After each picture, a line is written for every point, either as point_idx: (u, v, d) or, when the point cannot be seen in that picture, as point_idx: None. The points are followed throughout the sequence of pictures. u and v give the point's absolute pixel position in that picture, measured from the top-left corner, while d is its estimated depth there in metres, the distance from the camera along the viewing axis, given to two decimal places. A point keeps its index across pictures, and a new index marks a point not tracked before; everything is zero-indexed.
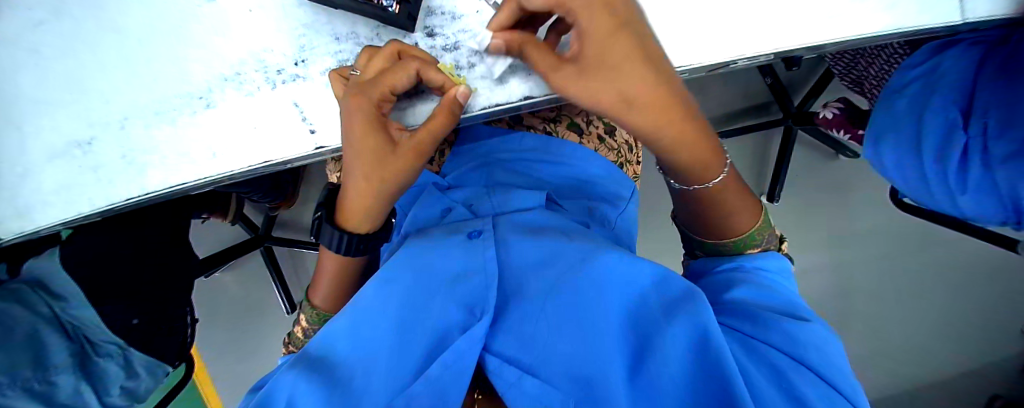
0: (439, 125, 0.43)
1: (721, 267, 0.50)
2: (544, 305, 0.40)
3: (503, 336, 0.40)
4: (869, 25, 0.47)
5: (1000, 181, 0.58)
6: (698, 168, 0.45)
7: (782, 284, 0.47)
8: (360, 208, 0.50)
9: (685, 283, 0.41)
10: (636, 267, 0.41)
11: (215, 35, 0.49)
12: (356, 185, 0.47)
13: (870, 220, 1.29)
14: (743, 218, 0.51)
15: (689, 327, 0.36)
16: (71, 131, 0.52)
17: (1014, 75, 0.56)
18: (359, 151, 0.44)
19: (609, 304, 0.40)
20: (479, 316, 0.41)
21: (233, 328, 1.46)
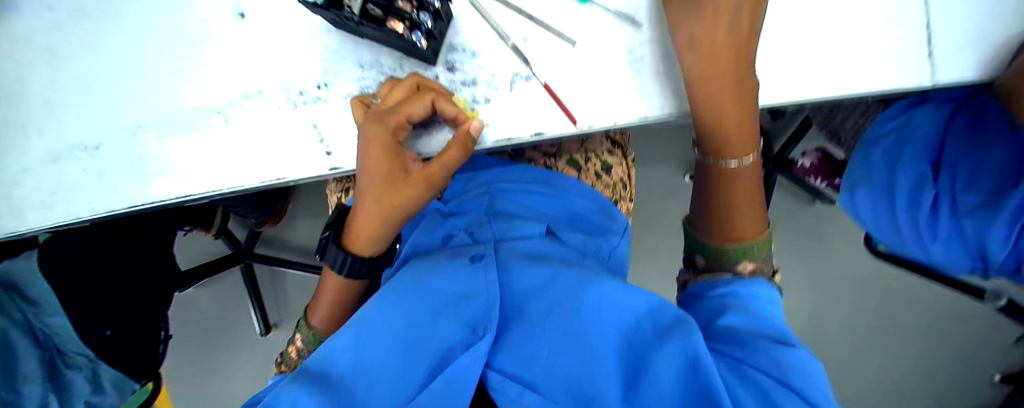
0: (452, 156, 0.45)
1: (712, 293, 0.51)
2: (545, 323, 0.41)
3: (504, 355, 0.41)
4: (879, 81, 0.47)
5: (968, 230, 0.63)
6: (727, 133, 0.51)
7: (770, 312, 0.47)
8: (373, 233, 0.54)
9: (679, 313, 0.41)
10: (632, 297, 0.42)
11: (240, 52, 0.50)
12: (370, 207, 0.51)
13: (850, 265, 1.33)
14: (751, 224, 0.55)
15: (680, 352, 0.36)
16: (79, 134, 0.52)
17: (978, 131, 0.61)
18: (375, 175, 0.47)
19: (607, 331, 0.40)
20: (482, 335, 0.41)
21: (204, 349, 1.39)
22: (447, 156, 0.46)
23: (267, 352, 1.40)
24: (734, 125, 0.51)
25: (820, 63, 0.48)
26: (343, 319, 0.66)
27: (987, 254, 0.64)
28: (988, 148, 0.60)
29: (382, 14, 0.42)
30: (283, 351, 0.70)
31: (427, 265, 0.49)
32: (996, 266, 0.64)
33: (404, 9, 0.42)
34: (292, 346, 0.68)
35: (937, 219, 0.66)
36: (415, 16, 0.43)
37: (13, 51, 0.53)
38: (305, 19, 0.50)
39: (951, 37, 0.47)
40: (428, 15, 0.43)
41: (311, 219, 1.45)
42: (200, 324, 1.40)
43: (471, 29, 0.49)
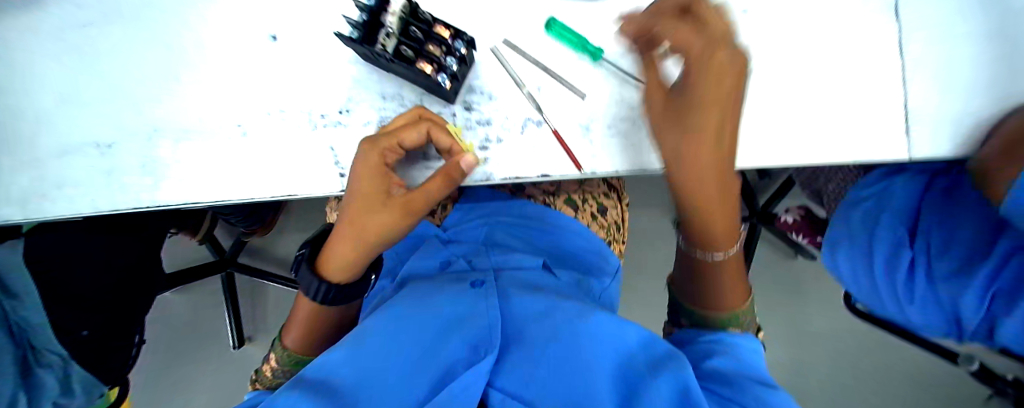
0: (436, 185, 0.46)
1: (702, 339, 0.53)
2: (546, 348, 0.43)
3: (505, 374, 0.43)
4: (864, 150, 0.52)
5: (945, 296, 0.67)
6: (714, 229, 0.52)
7: (755, 360, 0.49)
8: (344, 262, 0.52)
9: (669, 347, 0.45)
10: (624, 328, 0.45)
11: (269, 70, 0.52)
12: (345, 229, 0.50)
13: (829, 320, 1.36)
14: (733, 296, 0.58)
15: (674, 381, 0.39)
16: (92, 132, 0.52)
17: (952, 202, 0.67)
18: (358, 192, 0.48)
19: (602, 353, 0.42)
20: (483, 354, 0.44)
21: (171, 360, 1.34)
22: (432, 184, 0.47)
23: (238, 366, 1.35)
24: (722, 222, 0.52)
25: (809, 131, 0.51)
26: (321, 341, 0.62)
27: (961, 319, 0.67)
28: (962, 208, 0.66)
29: (413, 55, 0.45)
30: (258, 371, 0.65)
31: (425, 291, 0.53)
32: (970, 332, 0.68)
33: (431, 52, 0.45)
34: (267, 365, 0.63)
35: (913, 280, 0.69)
36: (441, 57, 0.45)
37: (38, 44, 0.54)
38: (333, 45, 0.53)
39: (932, 118, 0.52)
40: (453, 59, 0.46)
41: (299, 232, 1.44)
42: (173, 330, 1.35)
43: (489, 73, 0.52)
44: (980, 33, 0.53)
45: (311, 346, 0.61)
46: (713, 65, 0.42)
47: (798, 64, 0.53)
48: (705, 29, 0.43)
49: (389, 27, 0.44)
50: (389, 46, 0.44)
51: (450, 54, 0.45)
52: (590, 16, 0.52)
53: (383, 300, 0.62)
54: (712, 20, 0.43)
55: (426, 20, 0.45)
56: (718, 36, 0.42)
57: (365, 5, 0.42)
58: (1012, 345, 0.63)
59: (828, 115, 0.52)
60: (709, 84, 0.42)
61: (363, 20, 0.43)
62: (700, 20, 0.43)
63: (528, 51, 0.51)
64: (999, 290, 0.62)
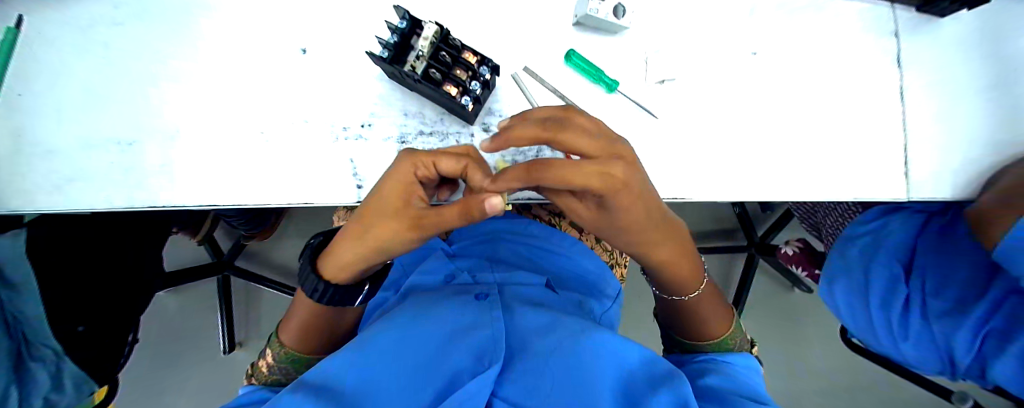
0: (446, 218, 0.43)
1: (695, 359, 0.56)
2: (548, 361, 0.47)
3: (509, 385, 0.46)
4: (865, 188, 0.53)
5: (939, 333, 0.68)
6: (682, 272, 0.53)
7: (747, 376, 0.53)
8: (344, 262, 0.51)
9: (668, 366, 0.50)
10: (628, 347, 0.50)
11: (295, 81, 0.54)
12: (355, 230, 0.49)
13: (823, 351, 1.37)
14: (718, 323, 0.59)
15: (671, 399, 0.45)
16: (114, 129, 0.53)
17: (945, 242, 0.69)
18: (380, 192, 0.47)
19: (603, 369, 0.47)
20: (488, 363, 0.47)
21: (159, 361, 1.31)
22: (443, 215, 0.43)
23: (230, 368, 1.34)
24: (688, 265, 0.53)
25: (815, 167, 0.53)
26: (320, 340, 0.61)
27: (954, 357, 0.67)
28: (955, 249, 0.68)
29: (441, 77, 0.46)
30: (252, 366, 0.63)
31: (427, 302, 0.56)
32: (963, 370, 0.68)
33: (458, 76, 0.46)
34: (262, 361, 0.61)
35: (908, 317, 0.70)
36: (467, 82, 0.47)
37: (58, 35, 0.53)
38: (363, 62, 0.55)
39: (928, 162, 0.54)
40: (477, 83, 0.47)
41: (299, 238, 1.44)
42: (160, 329, 1.32)
43: (506, 97, 0.53)
44: (972, 85, 0.56)
45: (309, 345, 0.60)
46: (618, 182, 0.36)
47: (806, 101, 0.54)
48: (585, 149, 0.37)
49: (421, 50, 0.46)
50: (419, 67, 0.46)
51: (476, 79, 0.47)
52: (609, 45, 0.53)
53: (385, 308, 0.65)
54: (590, 138, 0.37)
55: (455, 46, 0.47)
56: (604, 149, 0.38)
57: (398, 29, 0.46)
58: (1005, 384, 0.64)
59: (831, 152, 0.54)
60: (619, 200, 0.37)
61: (394, 42, 0.46)
62: (573, 137, 0.38)
63: (547, 75, 0.53)
64: (991, 330, 0.63)
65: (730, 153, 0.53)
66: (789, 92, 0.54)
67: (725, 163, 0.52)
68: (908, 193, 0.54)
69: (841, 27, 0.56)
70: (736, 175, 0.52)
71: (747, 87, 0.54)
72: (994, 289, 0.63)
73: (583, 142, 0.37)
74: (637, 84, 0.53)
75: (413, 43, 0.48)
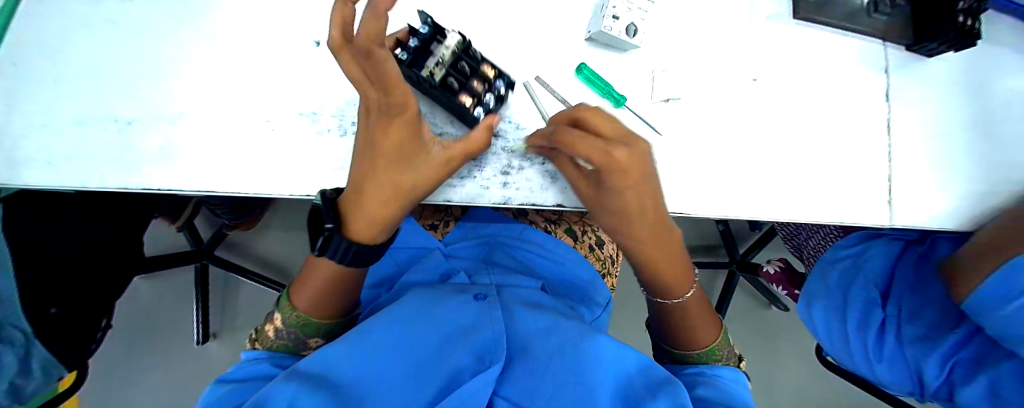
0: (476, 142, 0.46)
1: (685, 371, 0.59)
2: (547, 366, 0.51)
3: (509, 386, 0.51)
4: (852, 213, 0.56)
5: (910, 357, 0.71)
6: (661, 257, 0.52)
7: (738, 388, 0.56)
8: (379, 217, 0.49)
9: (663, 374, 0.54)
10: (623, 351, 0.54)
11: (308, 76, 0.55)
12: (381, 186, 0.46)
13: (797, 370, 1.41)
14: (706, 334, 0.60)
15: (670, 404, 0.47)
16: (113, 107, 0.52)
17: (924, 273, 0.73)
18: (394, 146, 0.44)
19: (599, 375, 0.51)
20: (489, 363, 0.51)
21: (126, 350, 1.25)
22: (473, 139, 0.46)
23: (201, 362, 1.29)
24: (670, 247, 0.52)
25: (806, 189, 0.56)
26: (337, 303, 0.56)
27: (924, 379, 0.70)
28: (930, 291, 0.73)
29: (459, 87, 0.47)
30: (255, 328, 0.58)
31: (429, 297, 0.59)
32: (932, 391, 0.71)
33: (475, 87, 0.48)
34: (268, 325, 0.56)
35: (884, 340, 0.73)
36: (483, 94, 0.49)
37: (63, 6, 0.52)
38: None
39: (910, 192, 0.57)
40: (491, 96, 0.49)
41: (284, 231, 1.42)
42: (132, 315, 1.27)
43: (516, 102, 0.53)
44: (951, 123, 0.60)
45: (326, 310, 0.56)
46: (614, 169, 0.36)
47: (802, 127, 0.57)
48: (604, 125, 0.38)
49: (443, 56, 0.47)
50: (437, 74, 0.47)
51: (491, 92, 0.49)
52: (619, 60, 0.55)
53: (377, 305, 0.65)
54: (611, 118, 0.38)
55: (474, 57, 0.49)
56: (623, 132, 0.38)
57: (420, 32, 0.46)
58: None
59: (823, 177, 0.56)
60: (617, 181, 0.38)
61: (415, 45, 0.46)
62: (595, 115, 0.39)
63: (557, 85, 0.54)
64: (959, 360, 0.67)
65: (728, 171, 0.55)
66: (786, 117, 0.57)
67: (723, 181, 0.54)
68: (891, 220, 0.56)
69: (836, 59, 0.59)
70: (732, 194, 0.54)
71: (747, 111, 0.56)
72: (963, 327, 0.67)
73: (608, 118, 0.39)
74: (643, 100, 0.55)
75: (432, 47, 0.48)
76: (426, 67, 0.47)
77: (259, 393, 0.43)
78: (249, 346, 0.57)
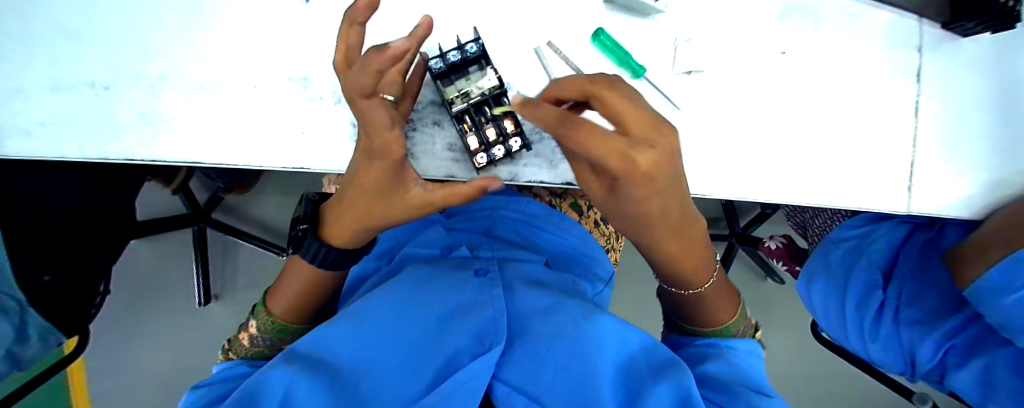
0: (448, 200, 0.42)
1: (697, 342, 0.60)
2: (547, 349, 0.51)
3: (509, 369, 0.51)
4: (867, 197, 0.54)
5: (905, 339, 0.71)
6: (672, 258, 0.50)
7: (748, 361, 0.57)
8: (353, 227, 0.50)
9: (668, 355, 0.53)
10: (628, 330, 0.54)
11: (296, 36, 0.51)
12: (358, 202, 0.47)
13: (790, 341, 1.44)
14: (722, 312, 0.60)
15: (673, 389, 0.47)
16: (88, 69, 0.48)
17: (929, 256, 0.72)
18: (371, 174, 0.43)
19: (601, 358, 0.50)
20: (489, 345, 0.51)
21: (130, 311, 1.27)
22: (448, 196, 0.41)
23: (202, 324, 1.31)
24: (678, 257, 0.50)
25: (822, 171, 0.54)
26: (311, 307, 0.58)
27: (916, 361, 0.71)
28: (933, 275, 0.71)
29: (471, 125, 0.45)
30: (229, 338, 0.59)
31: (427, 275, 0.58)
32: (923, 373, 0.72)
33: (487, 135, 0.45)
34: (243, 333, 0.58)
35: (881, 321, 0.74)
36: (492, 144, 0.45)
37: None
38: None
39: (930, 176, 0.55)
40: (501, 149, 0.46)
41: (281, 195, 1.39)
42: (132, 277, 1.28)
43: (525, 69, 0.51)
44: (985, 104, 0.56)
45: (301, 315, 0.58)
46: (633, 174, 0.31)
47: (822, 107, 0.54)
48: (625, 115, 0.32)
49: (470, 90, 0.44)
50: (456, 106, 0.45)
51: (502, 146, 0.45)
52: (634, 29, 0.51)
53: (376, 280, 0.64)
54: (635, 107, 0.31)
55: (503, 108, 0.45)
56: (648, 126, 0.32)
57: (464, 53, 0.44)
58: (962, 393, 0.67)
59: (840, 159, 0.54)
60: (633, 184, 0.32)
61: (452, 63, 0.44)
62: (614, 99, 0.32)
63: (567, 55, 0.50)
64: (956, 344, 0.67)
65: (740, 153, 0.53)
66: (807, 93, 0.54)
67: (734, 163, 0.53)
68: (908, 206, 0.55)
69: (868, 29, 0.55)
70: (742, 176, 0.53)
71: (765, 90, 0.54)
72: (962, 313, 0.67)
73: (631, 106, 0.32)
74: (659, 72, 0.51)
75: (470, 70, 0.45)
76: (453, 87, 0.45)
77: (253, 380, 0.46)
78: (223, 357, 0.58)
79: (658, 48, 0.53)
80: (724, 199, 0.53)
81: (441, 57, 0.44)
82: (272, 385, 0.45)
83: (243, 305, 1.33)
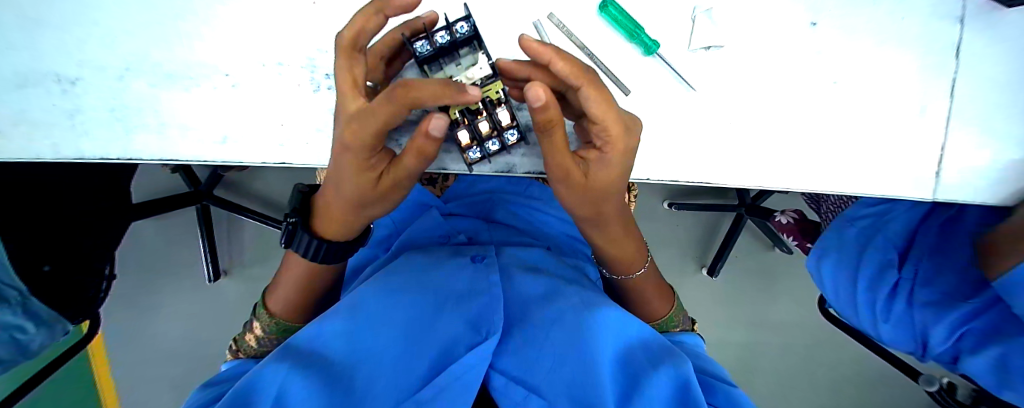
0: (416, 159, 0.38)
1: None
2: (544, 341, 0.48)
3: (507, 358, 0.47)
4: (885, 184, 0.51)
5: (918, 321, 0.69)
6: (615, 232, 0.52)
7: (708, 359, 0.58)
8: (339, 220, 0.48)
9: (667, 346, 0.50)
10: (628, 320, 0.50)
11: (268, 18, 0.46)
12: (340, 197, 0.44)
13: (803, 317, 1.37)
14: (659, 303, 0.63)
15: (671, 379, 0.44)
16: (53, 62, 0.45)
17: (948, 233, 0.69)
18: (345, 164, 0.39)
19: (603, 351, 0.46)
20: (485, 335, 0.48)
21: (143, 287, 1.30)
22: (414, 152, 0.37)
23: (213, 300, 1.33)
24: (620, 232, 0.53)
25: (840, 155, 0.50)
26: (313, 299, 0.58)
27: (928, 343, 0.69)
28: (954, 255, 0.68)
29: (460, 116, 0.41)
30: (236, 339, 0.59)
31: (423, 263, 0.57)
32: (935, 354, 0.70)
33: (480, 129, 0.41)
34: (249, 334, 0.58)
35: (893, 302, 0.71)
36: (486, 137, 0.42)
37: None
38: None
39: (958, 161, 0.51)
40: (496, 143, 0.43)
41: (279, 171, 1.38)
42: (141, 258, 1.30)
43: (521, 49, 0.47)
44: None
45: (302, 311, 0.58)
46: (621, 150, 0.38)
47: (847, 84, 0.49)
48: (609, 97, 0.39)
49: (458, 80, 0.38)
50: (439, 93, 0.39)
51: (497, 141, 0.42)
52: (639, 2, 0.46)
53: (371, 270, 0.63)
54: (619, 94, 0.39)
55: (496, 99, 0.40)
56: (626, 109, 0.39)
57: (453, 35, 0.38)
58: (975, 376, 0.65)
59: (862, 144, 0.50)
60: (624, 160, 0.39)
61: (441, 46, 0.39)
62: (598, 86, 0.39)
63: (561, 43, 0.47)
64: (971, 329, 0.65)
65: (754, 138, 0.49)
66: (827, 69, 0.49)
67: (746, 150, 0.49)
68: (934, 193, 0.51)
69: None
70: (752, 161, 0.49)
71: (783, 66, 0.49)
72: (980, 297, 0.64)
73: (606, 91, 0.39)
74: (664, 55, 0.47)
75: (461, 53, 0.40)
76: (442, 72, 0.40)
77: (240, 384, 0.42)
78: (231, 357, 0.58)
79: (667, 21, 0.48)
80: (733, 187, 0.50)
81: (429, 39, 0.39)
82: (266, 382, 0.42)
83: (251, 281, 1.34)
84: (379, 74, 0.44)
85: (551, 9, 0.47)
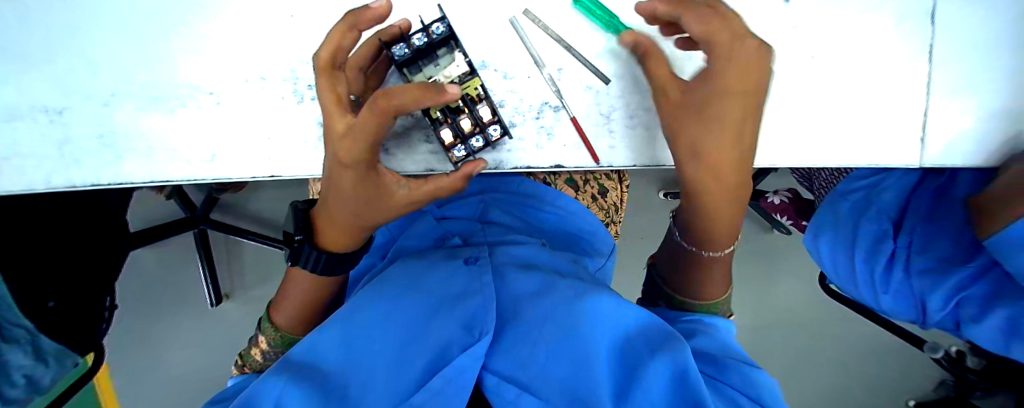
0: (442, 189, 0.43)
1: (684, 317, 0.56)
2: (536, 336, 0.47)
3: (501, 357, 0.47)
4: (871, 153, 0.51)
5: (916, 289, 0.69)
6: (723, 210, 0.48)
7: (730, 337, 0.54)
8: (345, 235, 0.48)
9: (666, 332, 0.49)
10: (624, 309, 0.50)
11: (247, 33, 0.46)
12: (342, 213, 0.44)
13: (807, 295, 1.37)
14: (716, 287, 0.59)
15: (671, 364, 0.44)
16: (39, 94, 0.45)
17: (942, 200, 0.69)
18: (351, 186, 0.40)
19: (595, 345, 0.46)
20: (478, 335, 0.47)
21: (148, 317, 1.30)
22: (443, 186, 0.43)
23: (218, 324, 1.32)
24: (727, 208, 0.49)
25: (823, 128, 0.50)
26: (317, 311, 0.58)
27: (927, 310, 0.69)
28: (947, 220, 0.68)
29: (442, 116, 0.42)
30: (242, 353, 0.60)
31: (415, 269, 0.56)
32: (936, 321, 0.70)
33: (462, 126, 0.42)
34: (255, 349, 0.59)
35: (891, 272, 0.71)
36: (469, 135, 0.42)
37: None
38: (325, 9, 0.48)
39: (940, 126, 0.51)
40: (480, 139, 0.43)
41: (274, 189, 1.38)
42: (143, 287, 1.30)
43: (501, 46, 0.48)
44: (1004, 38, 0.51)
45: (304, 324, 0.58)
46: (728, 56, 0.39)
47: (825, 57, 0.50)
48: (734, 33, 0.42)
49: (437, 79, 0.40)
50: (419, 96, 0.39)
51: (480, 137, 0.42)
52: None
53: (369, 278, 0.63)
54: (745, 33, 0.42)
55: (474, 97, 0.41)
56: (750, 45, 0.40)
57: (430, 35, 0.39)
58: (976, 337, 0.65)
59: (844, 115, 0.50)
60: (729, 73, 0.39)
61: (418, 48, 0.39)
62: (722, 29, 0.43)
63: (536, 39, 0.48)
64: (969, 292, 0.65)
65: None
66: (804, 43, 0.50)
67: None
68: (920, 159, 0.51)
69: None
70: None
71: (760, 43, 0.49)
72: (979, 260, 0.64)
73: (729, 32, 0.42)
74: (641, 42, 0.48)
75: (439, 53, 0.41)
76: (422, 74, 0.40)
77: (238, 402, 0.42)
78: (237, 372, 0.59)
79: None
80: None
81: (406, 41, 0.39)
82: (263, 397, 0.42)
83: (254, 301, 1.34)
84: (360, 87, 0.44)
85: (527, 6, 0.48)
